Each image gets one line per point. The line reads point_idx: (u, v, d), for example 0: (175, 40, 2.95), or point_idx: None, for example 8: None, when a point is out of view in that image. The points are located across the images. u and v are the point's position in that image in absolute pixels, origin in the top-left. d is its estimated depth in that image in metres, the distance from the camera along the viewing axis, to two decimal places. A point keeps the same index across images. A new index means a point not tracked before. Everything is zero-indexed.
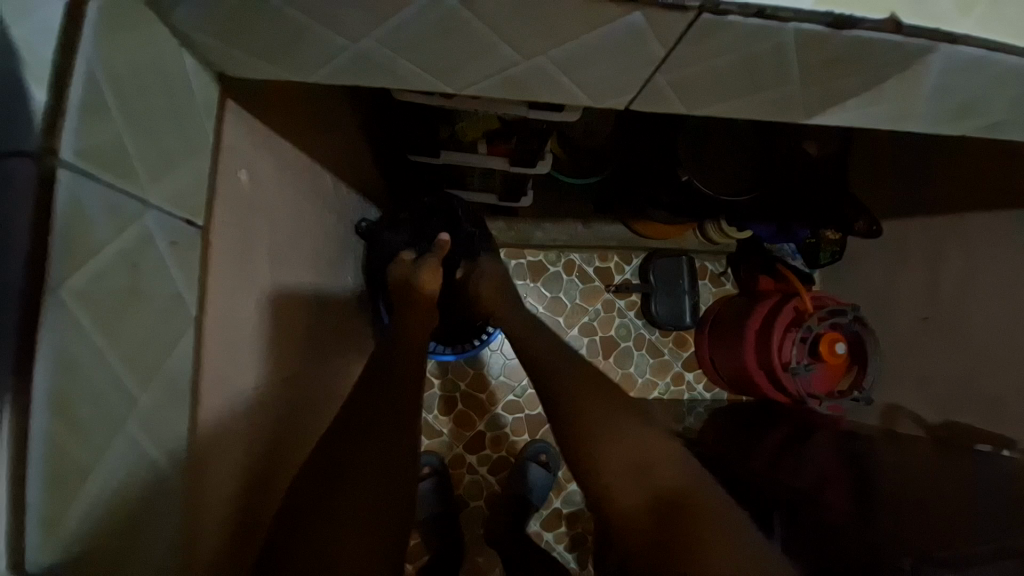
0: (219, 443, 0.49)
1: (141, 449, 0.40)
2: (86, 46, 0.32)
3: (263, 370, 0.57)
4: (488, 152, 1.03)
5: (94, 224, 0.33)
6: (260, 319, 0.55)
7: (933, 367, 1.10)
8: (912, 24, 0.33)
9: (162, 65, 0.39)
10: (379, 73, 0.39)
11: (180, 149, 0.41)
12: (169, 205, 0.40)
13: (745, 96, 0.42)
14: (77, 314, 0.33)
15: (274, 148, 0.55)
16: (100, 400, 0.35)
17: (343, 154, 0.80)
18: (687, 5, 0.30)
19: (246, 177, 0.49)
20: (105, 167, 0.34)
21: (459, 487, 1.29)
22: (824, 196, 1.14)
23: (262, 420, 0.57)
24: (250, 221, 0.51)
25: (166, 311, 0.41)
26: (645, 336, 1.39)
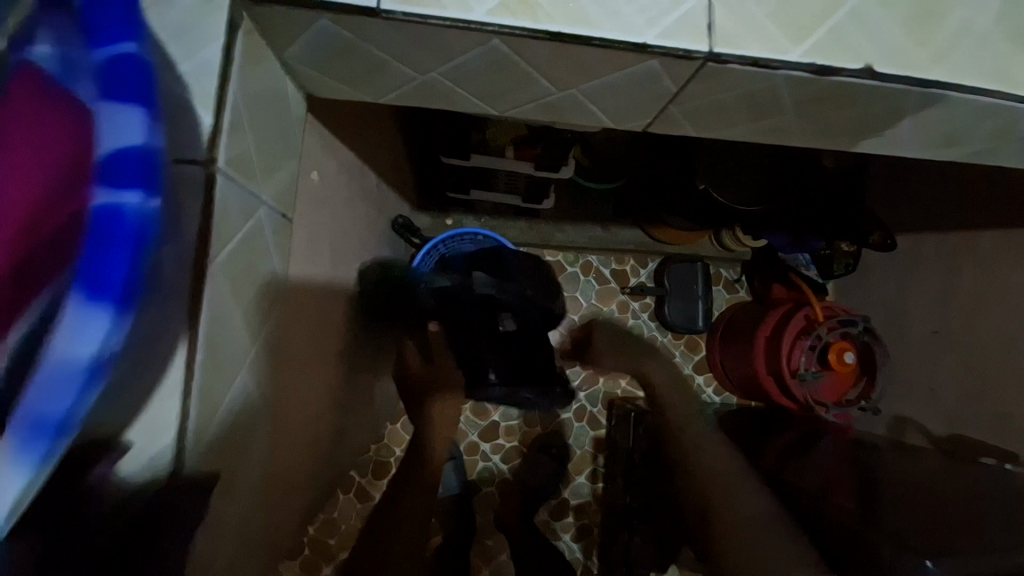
0: (284, 410, 0.58)
1: (250, 403, 0.47)
2: (238, 73, 0.37)
3: (314, 347, 0.66)
4: (515, 157, 1.10)
5: (232, 219, 0.39)
6: (316, 302, 0.64)
7: (941, 381, 1.14)
8: (886, 72, 0.40)
9: (280, 88, 0.44)
10: (439, 96, 0.46)
11: (288, 157, 0.48)
12: (277, 203, 0.46)
13: (748, 122, 0.49)
14: (224, 284, 0.39)
15: (337, 152, 0.64)
16: (229, 370, 0.41)
17: (384, 156, 0.89)
18: (695, 55, 0.37)
19: (317, 176, 0.58)
20: (244, 173, 0.39)
21: (471, 473, 1.36)
22: (838, 210, 1.19)
23: (304, 393, 0.64)
24: (317, 214, 0.60)
25: (267, 286, 0.48)
26: (657, 338, 1.44)
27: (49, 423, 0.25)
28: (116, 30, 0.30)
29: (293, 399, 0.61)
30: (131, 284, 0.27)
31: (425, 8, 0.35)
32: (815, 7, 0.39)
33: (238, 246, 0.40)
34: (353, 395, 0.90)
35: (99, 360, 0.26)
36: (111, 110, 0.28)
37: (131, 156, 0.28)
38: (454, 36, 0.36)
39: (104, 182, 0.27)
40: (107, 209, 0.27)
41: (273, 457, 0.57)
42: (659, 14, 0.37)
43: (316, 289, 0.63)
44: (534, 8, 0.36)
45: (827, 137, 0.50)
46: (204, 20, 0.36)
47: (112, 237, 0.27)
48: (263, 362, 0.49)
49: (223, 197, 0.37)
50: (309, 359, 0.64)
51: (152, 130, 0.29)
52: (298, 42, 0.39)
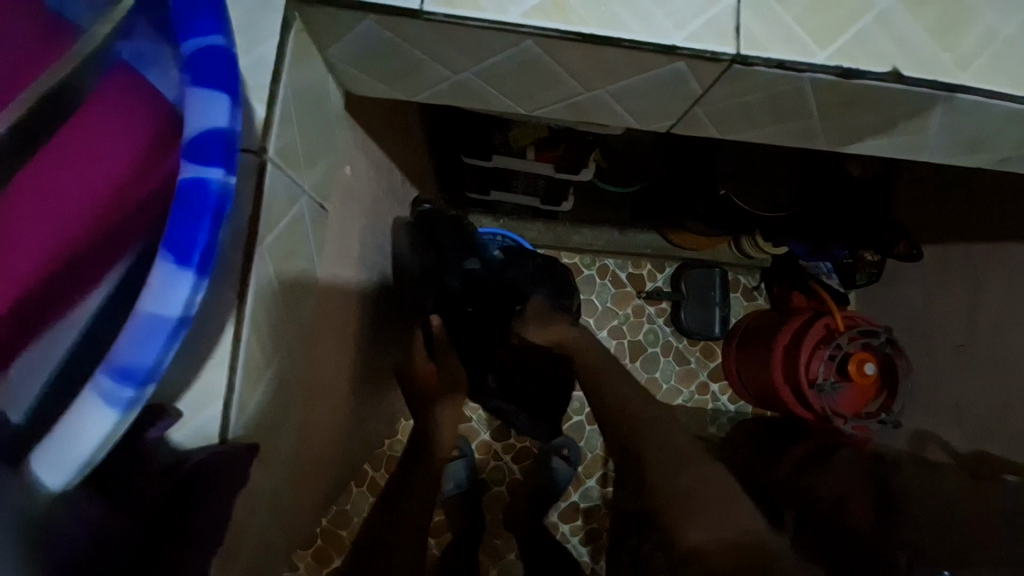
0: (313, 396, 0.60)
1: (286, 385, 0.49)
2: (288, 69, 0.39)
3: (341, 338, 0.69)
4: (535, 158, 1.12)
5: (279, 207, 0.42)
6: (342, 295, 0.66)
7: (966, 396, 1.11)
8: (914, 76, 0.40)
9: (323, 85, 0.46)
10: (471, 96, 0.48)
11: (326, 151, 0.50)
12: (316, 193, 0.49)
13: (773, 126, 0.50)
14: (268, 267, 0.41)
15: (367, 150, 0.66)
16: (272, 348, 0.44)
17: (408, 154, 0.91)
18: (722, 57, 0.39)
19: (350, 172, 0.60)
20: (289, 163, 0.42)
21: (483, 472, 1.38)
22: (862, 219, 1.18)
23: (330, 381, 0.67)
24: (348, 208, 0.62)
25: (305, 274, 0.50)
26: (672, 343, 1.45)
27: (136, 374, 0.25)
28: (205, 23, 0.30)
29: (321, 385, 0.63)
30: (211, 250, 0.28)
31: (463, 9, 0.37)
32: (842, 11, 0.40)
33: (284, 233, 0.43)
34: (371, 388, 0.93)
35: (181, 323, 0.26)
36: (200, 96, 0.29)
37: (217, 135, 0.28)
38: (489, 36, 0.38)
39: (195, 159, 0.28)
40: (193, 182, 0.28)
41: (302, 440, 0.60)
42: (687, 17, 0.38)
43: (343, 282, 0.66)
44: (568, 10, 0.37)
45: (852, 141, 0.51)
46: (262, 19, 0.38)
47: (197, 205, 0.28)
48: (298, 347, 0.52)
49: (271, 185, 0.39)
50: (334, 349, 0.67)
51: (235, 114, 0.29)
52: (342, 41, 0.41)
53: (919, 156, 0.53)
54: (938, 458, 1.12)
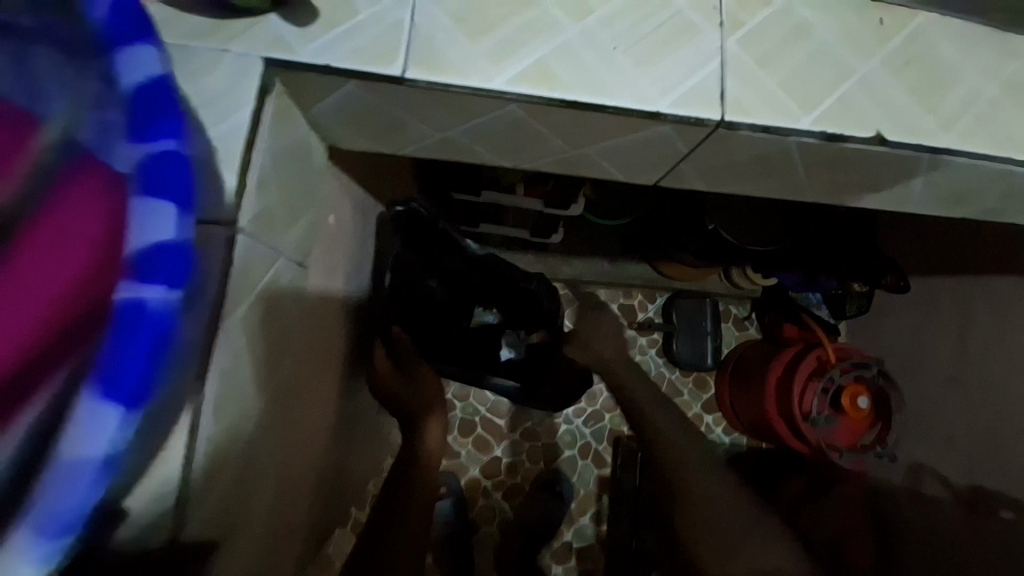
0: (291, 451, 0.57)
1: (258, 452, 0.46)
2: (264, 136, 0.38)
3: (325, 384, 0.67)
4: (525, 193, 1.13)
5: (253, 273, 0.40)
6: (324, 340, 0.64)
7: (960, 428, 1.10)
8: (897, 140, 0.41)
9: (305, 142, 0.46)
10: (458, 151, 0.48)
11: (306, 207, 0.48)
12: (295, 254, 0.47)
13: (759, 180, 0.49)
14: (237, 342, 0.39)
15: (352, 193, 0.65)
16: (245, 420, 0.42)
17: (395, 189, 0.91)
18: (708, 121, 0.38)
19: (333, 220, 0.59)
20: (263, 230, 0.40)
21: (473, 511, 1.33)
22: (850, 251, 1.19)
23: (313, 428, 0.64)
24: (330, 255, 0.61)
25: (281, 338, 0.48)
26: (665, 375, 1.43)
27: (60, 522, 0.26)
28: (160, 127, 0.31)
29: (301, 436, 0.60)
30: (144, 381, 0.28)
31: (448, 74, 0.36)
32: (824, 78, 0.40)
33: (257, 298, 0.42)
34: (353, 424, 0.90)
35: (108, 461, 0.27)
36: (147, 207, 0.29)
37: (162, 254, 0.29)
38: (474, 99, 0.38)
39: (135, 276, 0.28)
40: (131, 304, 0.28)
41: (277, 497, 0.57)
42: (672, 83, 0.38)
43: (325, 324, 0.63)
44: (553, 78, 0.37)
45: (838, 195, 0.51)
46: (237, 87, 0.36)
47: (136, 328, 0.28)
48: (273, 412, 0.49)
49: (242, 255, 0.37)
50: (317, 394, 0.64)
51: (183, 225, 0.30)
52: (326, 101, 0.41)
53: (904, 208, 0.53)
54: (936, 493, 1.10)
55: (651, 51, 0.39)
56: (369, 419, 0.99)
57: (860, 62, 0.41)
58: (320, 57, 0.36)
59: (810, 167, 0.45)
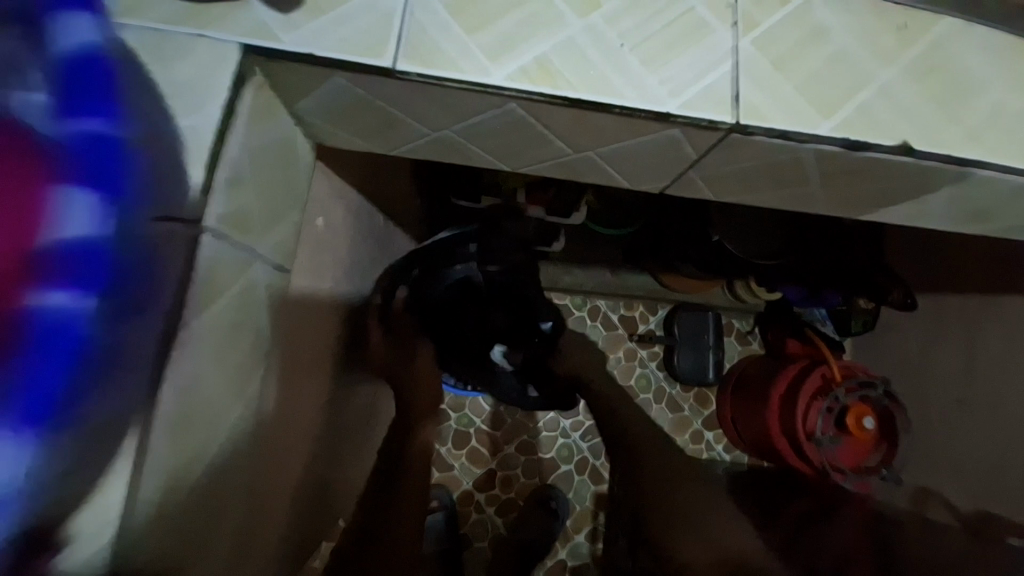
0: (266, 466, 0.54)
1: (226, 468, 0.43)
2: (240, 130, 0.36)
3: (315, 393, 0.64)
4: (526, 200, 1.10)
5: (222, 276, 0.38)
6: (312, 348, 0.61)
7: (969, 452, 1.06)
8: (924, 151, 0.38)
9: (289, 140, 0.44)
10: (450, 153, 0.46)
11: (289, 207, 0.47)
12: (273, 257, 0.46)
13: (770, 191, 0.47)
14: (204, 349, 0.37)
15: (344, 196, 0.63)
16: (207, 433, 0.39)
17: (391, 192, 0.88)
18: (720, 125, 0.36)
19: (322, 223, 0.57)
20: (236, 230, 0.39)
21: (465, 525, 1.28)
22: (858, 266, 1.16)
23: (295, 441, 0.61)
24: (320, 261, 0.59)
25: (257, 346, 0.46)
26: (666, 389, 1.39)
27: None
28: (84, 116, 0.30)
29: (279, 450, 0.57)
30: (55, 398, 0.28)
31: (442, 67, 0.34)
32: (844, 83, 0.38)
33: (230, 306, 0.40)
34: (342, 434, 0.87)
35: (19, 484, 0.28)
36: (67, 203, 0.29)
37: (77, 257, 0.29)
38: (469, 95, 0.35)
39: (44, 280, 0.28)
40: (39, 314, 0.28)
41: (250, 513, 0.53)
42: (682, 84, 0.36)
43: (311, 331, 0.60)
44: (554, 75, 0.35)
45: (852, 209, 0.48)
46: (211, 77, 0.35)
47: (46, 341, 0.28)
48: (245, 424, 0.46)
49: (208, 255, 0.36)
50: (302, 405, 0.61)
51: (103, 223, 0.29)
52: (310, 94, 0.39)
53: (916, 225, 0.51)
54: (943, 518, 1.07)
55: (659, 49, 0.36)
56: (360, 429, 0.96)
57: (882, 67, 0.39)
58: (301, 46, 0.34)
59: (820, 179, 0.43)
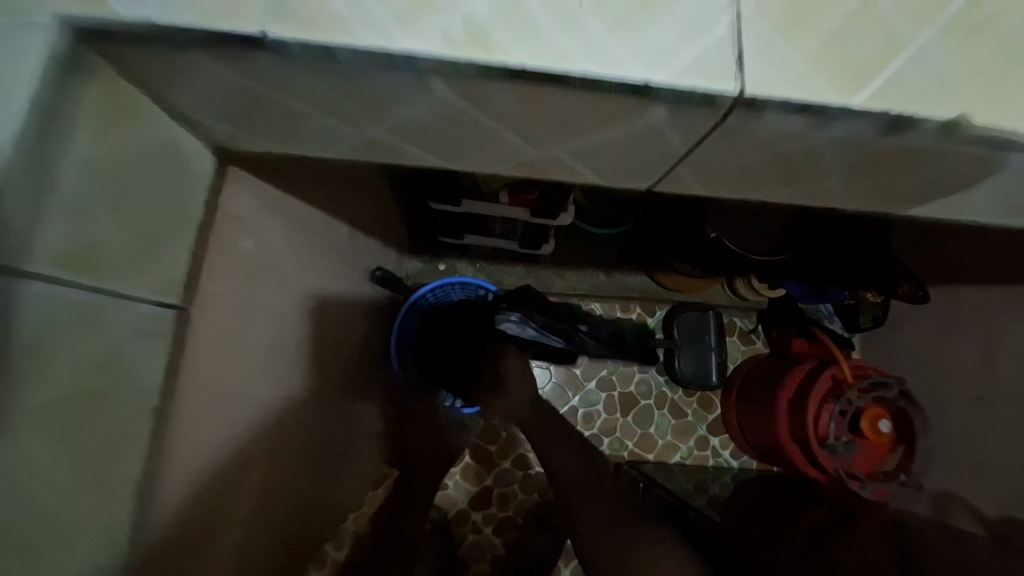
0: (169, 522, 0.46)
1: (80, 550, 0.38)
2: (65, 147, 0.31)
3: (244, 422, 0.56)
4: (510, 202, 1.02)
5: (50, 324, 0.33)
6: (238, 376, 0.53)
7: (996, 455, 0.96)
8: (999, 126, 0.28)
9: (159, 151, 0.38)
10: (372, 155, 0.38)
11: (164, 230, 0.40)
12: (145, 294, 0.40)
13: (779, 187, 0.38)
14: (22, 426, 0.32)
15: (279, 205, 0.55)
16: (42, 502, 0.34)
17: (360, 199, 0.80)
18: (720, 100, 0.27)
19: (244, 243, 0.50)
20: (79, 269, 0.34)
21: (461, 547, 1.18)
22: (868, 260, 1.05)
23: (213, 481, 0.51)
24: (244, 284, 0.51)
25: (127, 403, 0.40)
26: (667, 395, 1.30)
27: None
28: None
29: (192, 497, 0.48)
30: None
31: (327, 34, 0.25)
32: (887, 36, 0.28)
33: (67, 362, 0.35)
34: (309, 462, 0.78)
35: None
36: None
37: None
38: (374, 78, 0.27)
39: None
40: None
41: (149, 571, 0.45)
42: (670, 45, 0.27)
43: (237, 356, 0.52)
44: (491, 40, 0.26)
45: (875, 199, 0.39)
46: (10, 51, 0.28)
47: None
48: (115, 498, 0.40)
49: (26, 309, 0.31)
50: (231, 440, 0.54)
51: None
52: (174, 77, 0.31)
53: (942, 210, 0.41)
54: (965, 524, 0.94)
55: (630, 5, 0.27)
56: (329, 449, 0.87)
57: (940, 6, 0.29)
58: (141, 7, 0.26)
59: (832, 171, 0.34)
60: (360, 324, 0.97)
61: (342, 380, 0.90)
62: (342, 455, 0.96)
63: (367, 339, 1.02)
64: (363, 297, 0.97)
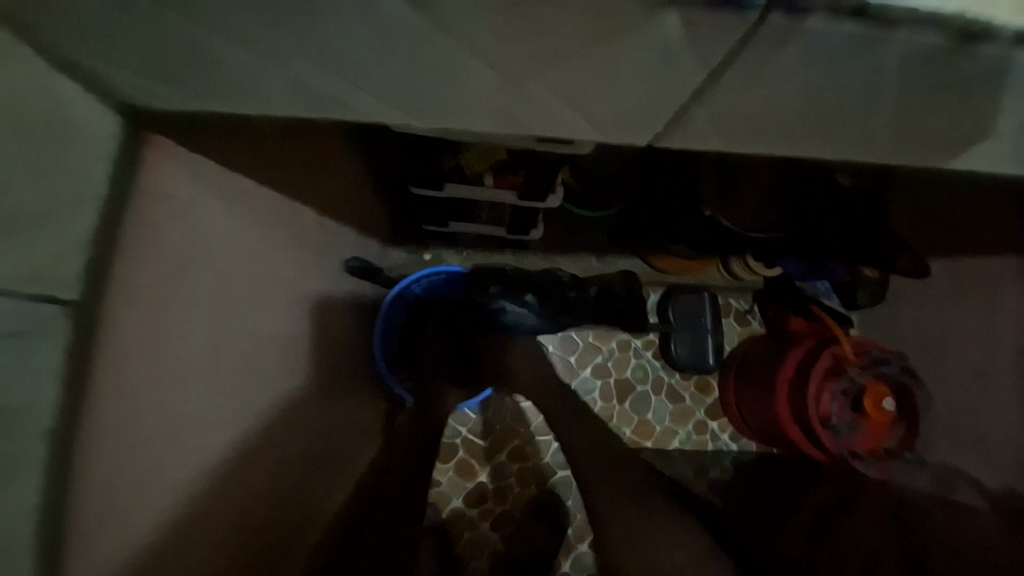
0: (115, 496, 0.45)
1: None
2: None
3: (202, 409, 0.53)
4: (494, 185, 0.94)
5: None
6: (179, 367, 0.50)
7: (998, 428, 0.90)
8: None
9: (49, 130, 0.38)
10: (310, 102, 0.38)
11: (54, 219, 0.39)
12: (33, 286, 0.39)
13: (797, 130, 0.38)
14: None
15: (210, 176, 0.51)
16: None
17: (324, 184, 0.73)
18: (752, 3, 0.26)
19: (170, 224, 0.47)
20: None
21: (458, 545, 1.11)
22: (858, 230, 1.02)
23: (154, 469, 0.48)
24: (178, 271, 0.48)
25: (21, 391, 0.39)
26: (663, 379, 1.25)
27: None
28: None
29: (123, 476, 0.45)
30: None
31: None
32: None
33: None
34: (296, 474, 0.72)
35: None
36: None
37: None
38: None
39: None
40: None
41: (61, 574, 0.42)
42: None
43: (172, 341, 0.49)
44: None
45: (890, 135, 0.37)
46: None
47: None
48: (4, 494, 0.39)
49: None
50: (175, 433, 0.50)
51: None
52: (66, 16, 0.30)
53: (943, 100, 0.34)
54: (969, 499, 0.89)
55: None
56: (323, 454, 0.81)
57: None
58: None
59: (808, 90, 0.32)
60: (343, 318, 0.91)
61: (331, 379, 0.85)
62: (346, 458, 0.90)
63: (354, 334, 0.96)
64: (341, 290, 0.90)
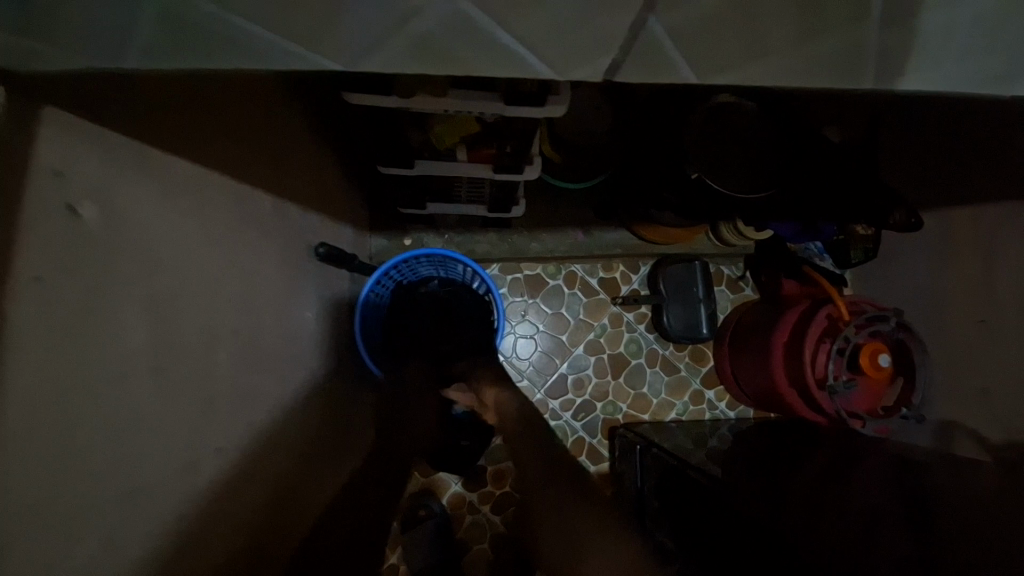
0: (50, 510, 0.38)
1: None
2: None
3: (150, 412, 0.48)
4: (468, 160, 0.89)
5: None
6: (116, 367, 0.44)
7: (992, 376, 0.87)
8: None
9: None
10: (202, 36, 0.32)
11: None
12: None
13: (777, 28, 0.33)
14: None
15: (127, 156, 0.45)
16: None
17: (265, 165, 0.66)
18: None
19: (89, 212, 0.41)
20: None
21: (459, 530, 1.09)
22: (859, 177, 0.93)
23: (97, 481, 0.42)
24: (100, 261, 0.43)
25: None
26: (657, 351, 1.21)
27: None
28: None
29: (58, 495, 0.39)
30: None
31: None
32: None
33: None
34: (267, 478, 0.67)
35: None
36: None
37: None
38: None
39: None
40: None
41: None
42: None
43: (100, 334, 0.43)
44: None
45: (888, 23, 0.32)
46: None
47: None
48: None
49: None
50: (122, 440, 0.45)
51: None
52: None
53: None
54: (969, 454, 0.87)
55: None
56: (301, 453, 0.77)
57: None
58: None
59: None
60: (316, 309, 0.87)
61: (306, 371, 0.81)
62: (331, 459, 0.87)
63: (329, 327, 0.92)
64: (312, 280, 0.86)
